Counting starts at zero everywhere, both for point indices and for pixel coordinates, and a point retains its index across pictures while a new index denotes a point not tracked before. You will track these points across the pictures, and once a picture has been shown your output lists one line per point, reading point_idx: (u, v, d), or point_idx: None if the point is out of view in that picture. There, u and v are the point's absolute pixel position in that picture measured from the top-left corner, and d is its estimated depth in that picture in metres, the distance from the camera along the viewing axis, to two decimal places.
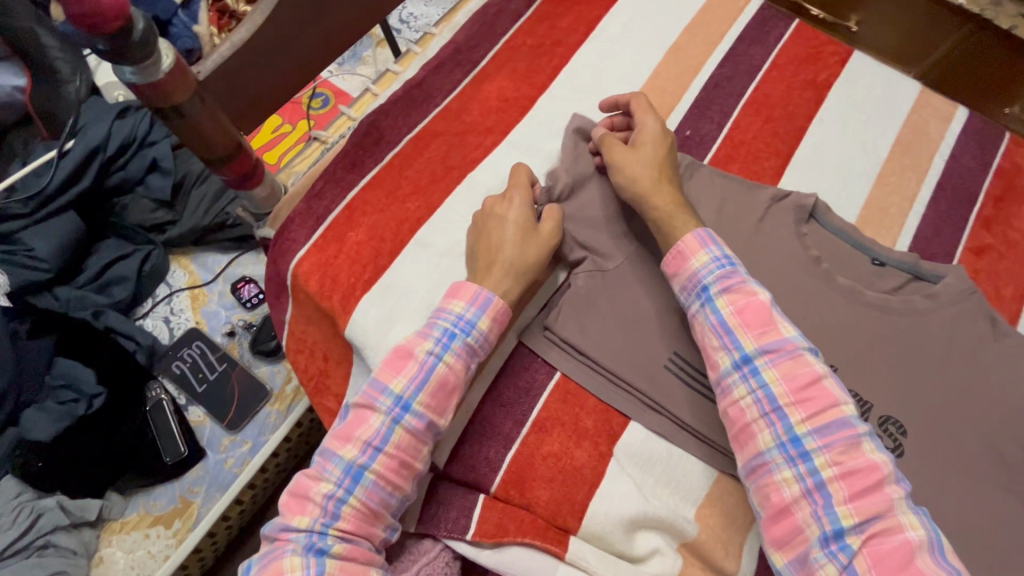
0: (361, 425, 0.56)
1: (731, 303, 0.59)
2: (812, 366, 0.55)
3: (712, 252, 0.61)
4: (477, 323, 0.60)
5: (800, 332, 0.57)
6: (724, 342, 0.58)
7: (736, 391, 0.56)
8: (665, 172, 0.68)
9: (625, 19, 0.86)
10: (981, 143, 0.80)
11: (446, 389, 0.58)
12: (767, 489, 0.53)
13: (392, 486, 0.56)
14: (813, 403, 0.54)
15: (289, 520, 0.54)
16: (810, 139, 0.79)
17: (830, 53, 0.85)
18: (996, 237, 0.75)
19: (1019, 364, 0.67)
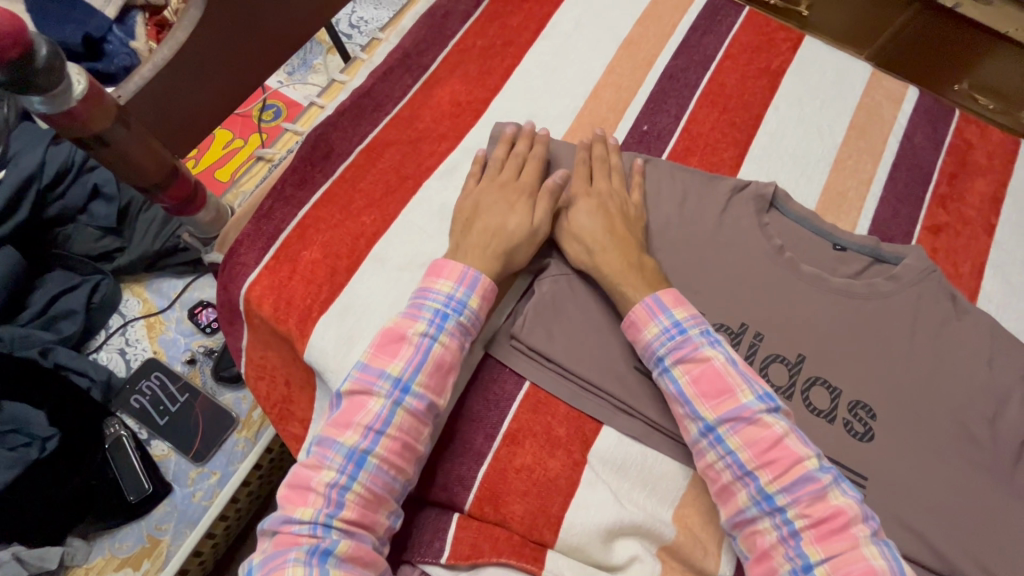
0: (360, 412, 0.55)
1: (687, 371, 0.58)
2: (772, 426, 0.54)
3: (662, 320, 0.60)
4: (467, 302, 0.60)
5: (757, 391, 0.56)
6: (689, 412, 0.58)
7: (708, 455, 0.56)
8: (612, 224, 0.67)
9: (576, 15, 0.85)
10: (932, 122, 0.81)
11: (444, 369, 0.58)
12: (750, 543, 0.54)
13: (396, 469, 0.55)
14: (776, 463, 0.53)
15: (292, 509, 0.52)
16: (766, 127, 0.79)
17: (782, 39, 0.85)
18: (951, 215, 0.75)
19: (980, 341, 0.67)
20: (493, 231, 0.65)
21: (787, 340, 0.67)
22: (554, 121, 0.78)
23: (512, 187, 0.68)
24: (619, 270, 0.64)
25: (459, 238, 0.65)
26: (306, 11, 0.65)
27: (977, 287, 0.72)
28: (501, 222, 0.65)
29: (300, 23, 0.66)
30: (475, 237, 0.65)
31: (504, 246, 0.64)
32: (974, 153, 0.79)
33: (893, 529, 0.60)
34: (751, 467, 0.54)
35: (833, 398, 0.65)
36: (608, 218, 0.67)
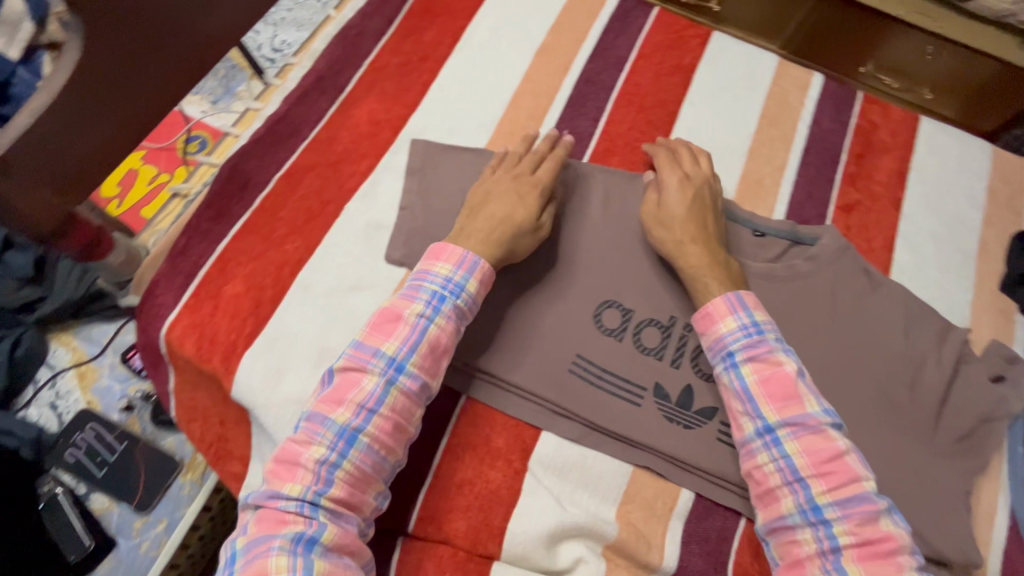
0: (354, 389, 0.56)
1: (756, 371, 0.59)
2: (835, 440, 0.55)
3: (741, 317, 0.61)
4: (466, 285, 0.61)
5: (824, 406, 0.57)
6: (749, 411, 0.58)
7: (759, 456, 0.57)
8: (701, 218, 0.68)
9: (490, 26, 0.86)
10: (838, 105, 0.84)
11: (437, 351, 0.59)
12: (786, 550, 0.55)
13: (386, 449, 0.56)
14: (833, 475, 0.54)
15: (279, 486, 0.53)
16: (682, 122, 0.81)
17: (691, 36, 0.88)
18: (861, 192, 0.79)
19: (895, 312, 0.70)
20: (497, 218, 0.65)
21: None
22: (474, 133, 0.78)
23: (523, 177, 0.68)
24: (706, 264, 0.65)
25: (466, 223, 0.66)
26: (196, 46, 0.66)
27: (890, 260, 0.75)
28: (506, 211, 0.65)
29: (190, 57, 0.66)
30: (479, 223, 0.65)
31: (507, 234, 0.64)
32: (879, 132, 0.83)
33: None
34: (805, 475, 0.55)
35: None
36: (699, 213, 0.68)
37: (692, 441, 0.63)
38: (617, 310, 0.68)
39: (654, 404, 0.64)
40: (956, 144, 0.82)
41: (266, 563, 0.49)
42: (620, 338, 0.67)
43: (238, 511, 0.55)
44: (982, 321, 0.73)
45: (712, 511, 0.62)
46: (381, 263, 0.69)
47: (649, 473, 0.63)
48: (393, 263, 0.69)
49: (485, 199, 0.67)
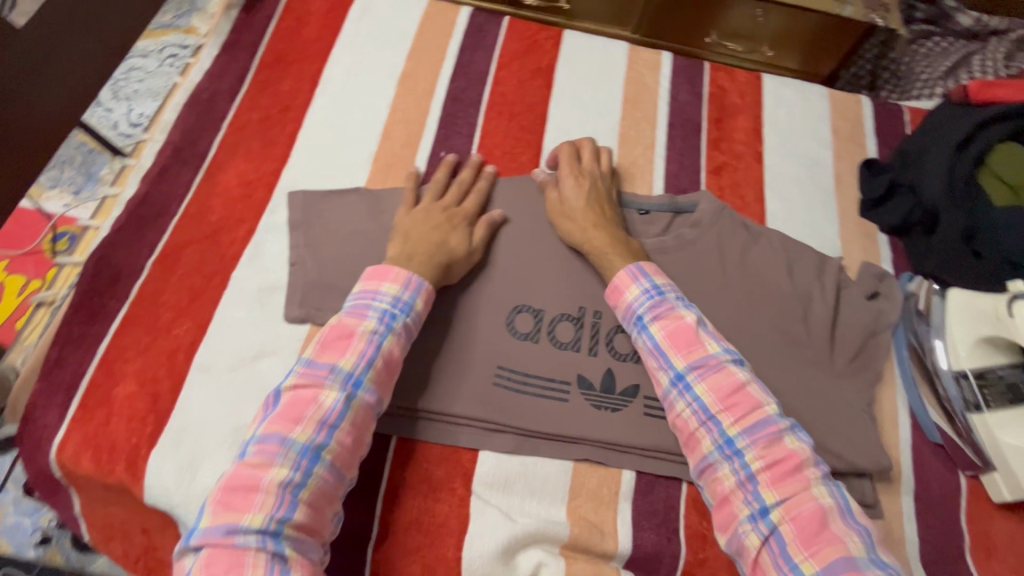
0: (311, 406, 0.54)
1: (663, 327, 0.62)
2: (736, 375, 0.59)
3: (644, 284, 0.65)
4: (412, 304, 0.62)
5: (724, 347, 0.62)
6: (662, 363, 0.61)
7: (677, 404, 0.60)
8: (599, 206, 0.73)
9: (347, 65, 0.85)
10: (689, 78, 0.90)
11: (390, 367, 0.60)
12: (713, 488, 0.57)
13: (345, 468, 0.55)
14: (738, 407, 0.58)
15: (235, 519, 0.49)
16: (552, 121, 0.84)
17: (544, 38, 0.91)
18: (726, 153, 0.85)
19: (776, 256, 0.76)
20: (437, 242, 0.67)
21: None
22: (351, 173, 0.77)
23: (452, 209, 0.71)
24: (609, 243, 0.69)
25: (402, 245, 0.67)
26: None
27: (764, 210, 0.81)
28: (442, 238, 0.68)
29: None
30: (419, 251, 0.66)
31: (442, 255, 0.67)
32: (730, 96, 0.90)
33: None
34: (715, 411, 0.58)
35: None
36: (598, 203, 0.73)
37: (622, 422, 0.65)
38: (528, 313, 0.69)
39: (580, 396, 0.66)
40: (797, 94, 0.90)
41: None
42: (536, 339, 0.68)
43: (178, 557, 0.50)
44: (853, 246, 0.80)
45: (654, 484, 0.64)
46: (281, 324, 0.67)
47: (589, 464, 0.64)
48: (294, 321, 0.67)
49: (418, 227, 0.68)
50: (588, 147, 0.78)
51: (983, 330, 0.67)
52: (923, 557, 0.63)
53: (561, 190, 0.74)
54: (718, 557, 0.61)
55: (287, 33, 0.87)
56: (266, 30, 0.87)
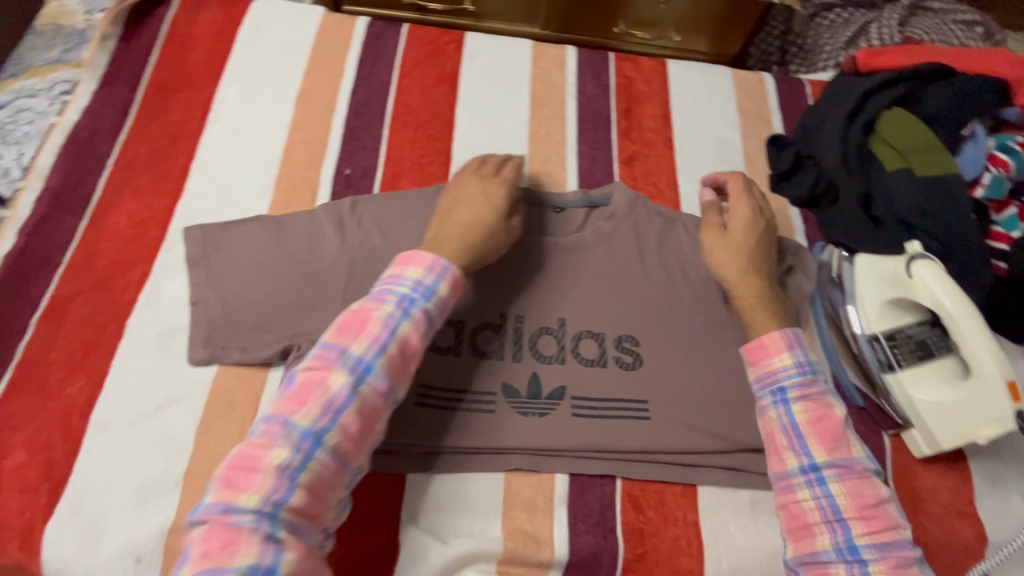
0: (318, 390, 0.51)
1: (807, 410, 0.57)
2: (880, 489, 0.55)
3: (797, 354, 0.60)
4: (436, 289, 0.58)
5: (867, 453, 0.57)
6: (766, 384, 0.60)
7: (800, 492, 0.55)
8: (762, 246, 0.69)
9: (241, 88, 0.82)
10: (595, 71, 0.90)
11: (405, 357, 0.56)
12: (788, 510, 0.56)
13: (347, 458, 0.52)
14: (840, 445, 0.56)
15: (232, 498, 0.46)
16: (460, 127, 0.83)
17: (446, 42, 0.90)
18: (637, 142, 0.85)
19: (694, 241, 0.76)
20: (470, 223, 0.65)
21: (545, 310, 0.70)
22: (252, 201, 0.74)
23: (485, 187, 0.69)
24: (764, 292, 0.65)
25: (437, 232, 0.65)
26: None
27: (678, 195, 0.82)
28: (482, 220, 0.66)
29: None
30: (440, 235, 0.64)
31: (473, 237, 0.64)
32: (637, 85, 0.90)
33: (683, 434, 0.65)
34: (811, 440, 0.56)
35: (598, 344, 0.69)
36: (761, 236, 0.69)
37: (550, 426, 0.64)
38: (449, 327, 0.68)
39: (507, 405, 0.65)
40: (702, 77, 0.91)
41: None
42: (458, 352, 0.67)
43: (182, 531, 0.48)
44: None
45: (588, 485, 0.63)
46: (186, 368, 0.64)
47: (521, 473, 0.63)
48: (199, 363, 0.64)
49: (466, 207, 0.67)
50: (740, 176, 0.75)
51: (889, 293, 0.68)
52: None
53: (726, 222, 0.70)
54: (656, 549, 0.61)
55: (172, 60, 0.82)
56: (150, 59, 0.82)
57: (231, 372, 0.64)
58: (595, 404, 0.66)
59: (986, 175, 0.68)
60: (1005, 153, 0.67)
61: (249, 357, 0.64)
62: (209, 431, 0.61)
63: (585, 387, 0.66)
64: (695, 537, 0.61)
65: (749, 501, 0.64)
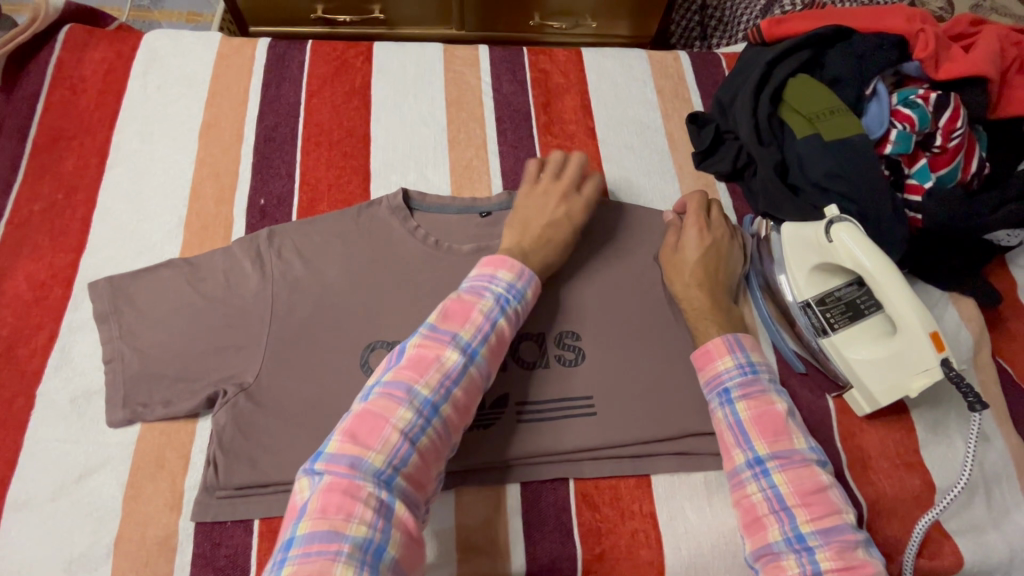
0: (433, 364, 0.52)
1: (751, 408, 0.57)
2: (820, 476, 0.54)
3: (738, 355, 0.60)
4: (523, 293, 0.61)
5: (810, 444, 0.57)
6: (710, 387, 0.59)
7: (748, 487, 0.55)
8: (715, 267, 0.68)
9: (140, 128, 0.78)
10: (510, 68, 0.89)
11: (500, 350, 0.57)
12: (740, 505, 0.55)
13: (457, 430, 0.53)
14: (782, 437, 0.56)
15: (361, 453, 0.48)
16: (376, 142, 0.80)
17: (354, 56, 0.87)
18: (558, 136, 0.84)
19: (628, 225, 0.74)
20: (550, 238, 0.67)
21: None
22: (162, 246, 0.71)
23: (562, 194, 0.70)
24: (711, 310, 0.65)
25: (518, 240, 0.66)
26: None
27: (606, 183, 0.81)
28: (555, 237, 0.67)
29: None
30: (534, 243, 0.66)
31: (553, 258, 0.66)
32: (553, 76, 0.89)
33: (633, 426, 0.63)
34: (754, 436, 0.56)
35: (538, 345, 0.66)
36: (714, 260, 0.69)
37: (495, 440, 0.62)
38: (383, 349, 0.65)
39: None
40: (618, 63, 0.91)
41: (331, 568, 0.42)
42: None
43: (298, 479, 0.48)
44: None
45: (541, 492, 0.62)
46: (107, 431, 0.61)
47: (472, 489, 0.62)
48: (119, 425, 0.61)
49: (536, 222, 0.68)
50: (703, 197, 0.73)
51: (812, 260, 0.68)
52: None
53: (676, 240, 0.70)
54: (614, 546, 0.60)
55: (61, 105, 0.78)
56: (36, 107, 0.78)
57: (156, 429, 0.61)
58: (539, 408, 0.63)
59: (892, 130, 0.69)
60: (907, 108, 0.69)
61: (173, 411, 0.61)
62: (137, 495, 0.58)
63: (528, 393, 0.64)
64: (652, 528, 0.61)
65: (703, 482, 0.63)
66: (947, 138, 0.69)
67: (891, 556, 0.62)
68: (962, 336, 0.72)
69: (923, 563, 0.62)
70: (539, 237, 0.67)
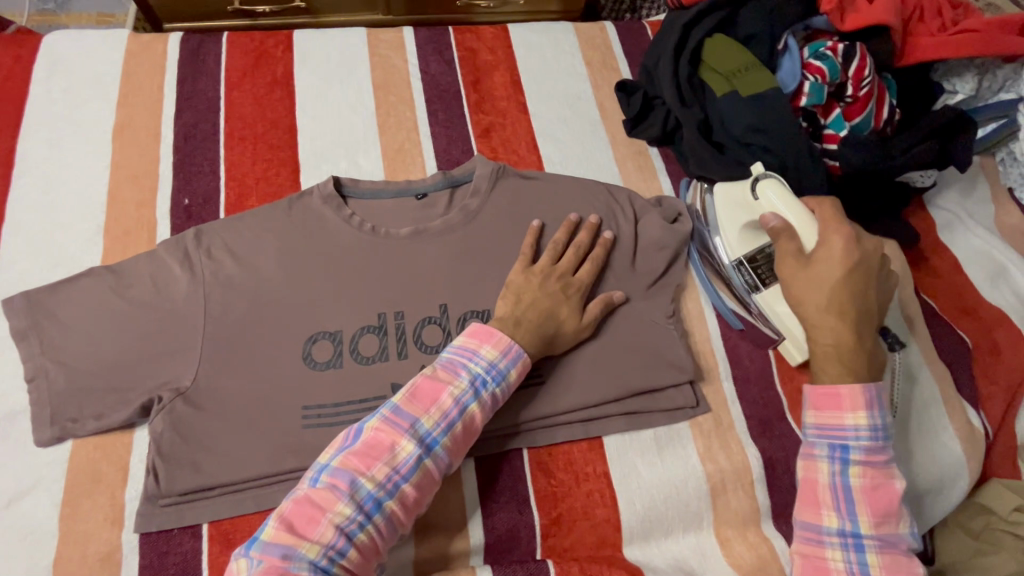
0: (386, 454, 0.51)
1: (866, 476, 0.54)
2: (917, 569, 0.53)
3: (874, 416, 0.55)
4: (505, 374, 0.58)
5: (913, 533, 0.55)
6: (829, 436, 0.56)
7: (832, 550, 0.54)
8: (862, 289, 0.57)
9: (46, 134, 0.74)
10: (436, 48, 0.88)
11: (466, 436, 0.56)
12: (812, 559, 0.54)
13: (404, 520, 0.52)
14: (889, 520, 0.53)
15: (295, 543, 0.47)
16: (303, 132, 0.78)
17: (273, 45, 0.84)
18: (491, 113, 0.83)
19: (564, 196, 0.74)
20: (546, 306, 0.63)
21: (423, 298, 0.67)
22: (80, 255, 0.67)
23: (556, 263, 0.67)
24: (845, 342, 0.56)
25: (513, 307, 0.62)
26: None
27: (541, 157, 0.81)
28: (554, 307, 0.63)
29: None
30: (529, 312, 0.62)
31: (548, 326, 0.62)
32: (481, 54, 0.88)
33: (582, 393, 0.64)
34: (862, 509, 0.53)
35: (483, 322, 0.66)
36: (860, 283, 0.57)
37: None
38: (325, 340, 0.64)
39: None
40: (544, 37, 0.91)
41: None
42: (339, 364, 0.63)
43: (232, 557, 0.48)
44: (630, 168, 0.81)
45: (495, 465, 0.62)
46: (36, 451, 0.58)
47: None
48: (50, 443, 0.58)
49: (531, 290, 0.64)
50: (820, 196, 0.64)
51: (743, 217, 0.69)
52: (751, 432, 0.66)
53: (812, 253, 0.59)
54: (571, 508, 0.61)
55: None
56: None
57: (90, 444, 0.59)
58: None
59: (805, 82, 0.72)
60: (818, 60, 0.71)
61: (106, 424, 0.59)
62: (75, 513, 0.56)
63: None
64: (607, 486, 0.62)
65: (654, 439, 0.65)
66: (857, 87, 0.72)
67: None
68: None
69: None
70: (534, 304, 0.63)
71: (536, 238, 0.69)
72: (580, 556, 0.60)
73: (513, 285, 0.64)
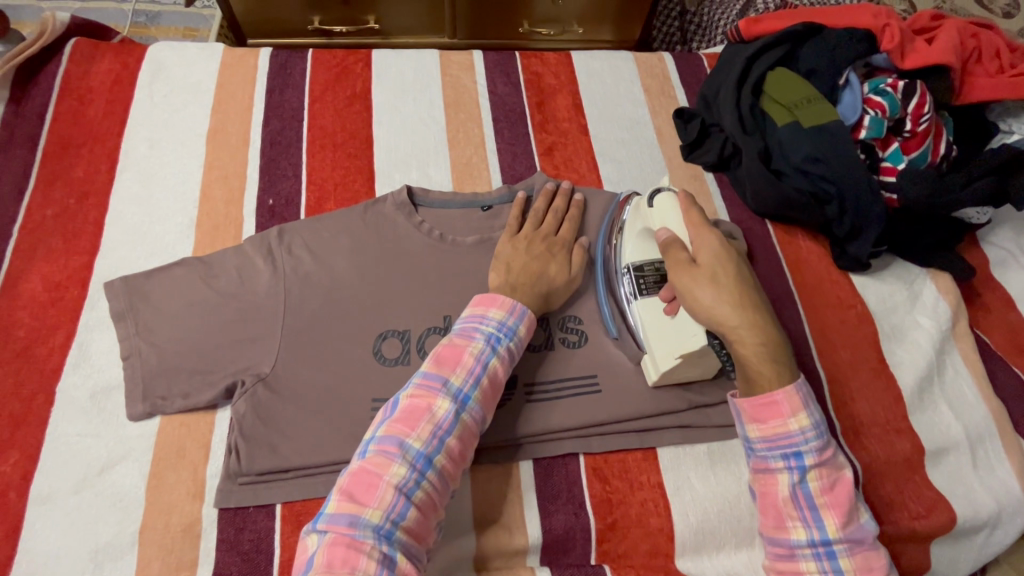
0: (426, 415, 0.54)
1: (821, 477, 0.56)
2: (882, 560, 0.56)
3: (814, 414, 0.57)
4: (516, 330, 0.62)
5: (870, 518, 0.57)
6: (780, 447, 0.57)
7: (805, 564, 0.55)
8: (746, 278, 0.60)
9: (148, 134, 0.80)
10: (504, 71, 0.93)
11: (493, 390, 0.59)
12: None
13: (452, 476, 0.55)
14: (852, 518, 0.56)
15: (358, 510, 0.50)
16: (379, 143, 0.84)
17: (353, 63, 0.90)
18: (553, 133, 0.87)
19: None
20: (534, 268, 0.67)
21: None
22: (174, 246, 0.73)
23: (542, 230, 0.71)
24: (762, 339, 0.58)
25: (505, 274, 0.66)
26: None
27: (600, 177, 0.84)
28: (543, 267, 0.67)
29: None
30: (520, 274, 0.66)
31: (541, 283, 0.66)
32: (545, 77, 0.93)
33: (637, 402, 0.66)
34: (826, 513, 0.55)
35: (543, 327, 0.69)
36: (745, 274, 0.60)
37: (506, 419, 0.65)
38: (394, 338, 0.67)
39: None
40: (605, 64, 0.95)
41: None
42: (407, 361, 0.66)
43: (301, 537, 0.51)
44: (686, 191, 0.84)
45: (552, 467, 0.64)
46: (127, 424, 0.62)
47: (484, 468, 0.64)
48: (140, 418, 0.62)
49: (519, 256, 0.68)
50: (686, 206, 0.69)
51: (638, 226, 0.70)
52: None
53: (696, 258, 0.61)
54: (625, 515, 0.63)
55: (70, 115, 0.80)
56: (45, 117, 0.80)
57: (176, 421, 0.63)
58: (548, 388, 0.66)
59: (865, 116, 0.74)
60: (878, 95, 0.74)
61: (192, 403, 0.63)
62: (160, 484, 0.60)
63: (537, 374, 0.67)
64: (660, 496, 0.64)
65: (707, 453, 0.66)
66: (916, 122, 0.74)
67: (887, 514, 0.65)
68: (941, 308, 0.77)
69: (917, 522, 0.65)
70: (521, 265, 0.67)
71: (517, 207, 0.74)
72: (634, 562, 0.62)
73: (496, 253, 0.69)
